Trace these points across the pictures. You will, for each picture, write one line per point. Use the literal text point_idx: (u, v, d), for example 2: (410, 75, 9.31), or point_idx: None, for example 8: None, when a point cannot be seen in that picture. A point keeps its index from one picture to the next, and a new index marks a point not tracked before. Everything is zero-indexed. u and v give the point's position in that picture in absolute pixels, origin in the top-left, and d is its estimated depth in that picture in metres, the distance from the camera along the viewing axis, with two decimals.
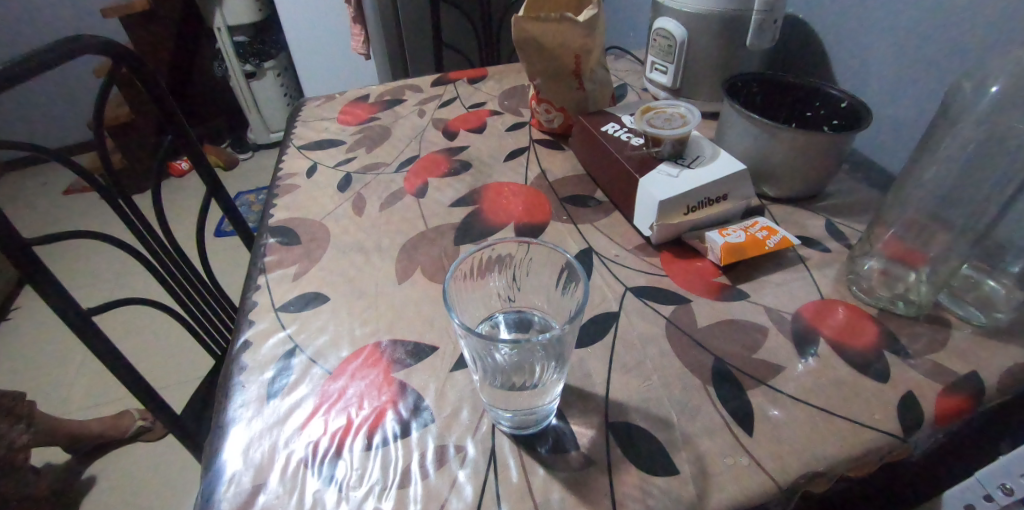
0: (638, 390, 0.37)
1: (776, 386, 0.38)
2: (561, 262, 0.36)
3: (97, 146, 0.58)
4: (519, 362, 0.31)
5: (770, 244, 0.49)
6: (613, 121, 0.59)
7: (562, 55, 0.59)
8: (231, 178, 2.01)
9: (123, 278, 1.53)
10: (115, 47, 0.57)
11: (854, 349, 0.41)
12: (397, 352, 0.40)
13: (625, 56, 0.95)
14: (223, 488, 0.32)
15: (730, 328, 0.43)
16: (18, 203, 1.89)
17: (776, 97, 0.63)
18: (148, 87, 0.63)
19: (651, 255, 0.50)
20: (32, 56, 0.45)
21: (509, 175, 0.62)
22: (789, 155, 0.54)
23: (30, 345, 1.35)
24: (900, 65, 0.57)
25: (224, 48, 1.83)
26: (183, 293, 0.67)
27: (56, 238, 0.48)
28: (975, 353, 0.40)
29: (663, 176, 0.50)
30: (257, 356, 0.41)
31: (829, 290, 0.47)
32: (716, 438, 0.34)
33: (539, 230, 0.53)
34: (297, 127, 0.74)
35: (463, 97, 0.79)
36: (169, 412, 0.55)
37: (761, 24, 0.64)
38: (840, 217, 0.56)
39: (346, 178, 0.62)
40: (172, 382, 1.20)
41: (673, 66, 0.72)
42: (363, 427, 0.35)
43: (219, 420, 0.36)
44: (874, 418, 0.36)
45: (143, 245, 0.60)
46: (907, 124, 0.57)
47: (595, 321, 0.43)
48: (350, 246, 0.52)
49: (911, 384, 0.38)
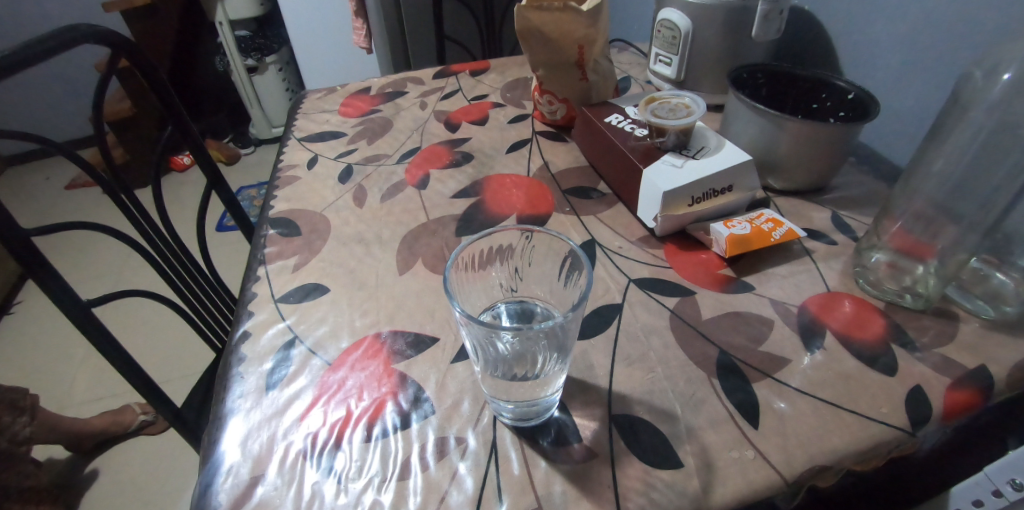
0: (641, 383, 0.37)
1: (781, 379, 0.37)
2: (564, 251, 0.35)
3: (98, 137, 0.57)
4: (521, 352, 0.31)
5: (776, 236, 0.48)
6: (616, 112, 0.58)
7: (566, 45, 0.58)
8: (233, 173, 2.01)
9: (125, 273, 1.53)
10: (113, 36, 0.56)
11: (861, 342, 0.40)
12: (398, 344, 0.39)
13: (628, 49, 0.94)
14: (221, 479, 0.32)
15: (734, 320, 0.42)
16: (21, 198, 1.90)
17: (782, 89, 0.62)
18: (147, 77, 0.62)
19: (654, 247, 0.50)
20: (30, 44, 0.44)
21: (511, 167, 0.61)
22: (795, 146, 0.53)
23: (33, 339, 1.35)
24: (908, 55, 0.56)
25: (226, 43, 1.82)
26: (183, 285, 0.67)
27: (54, 228, 0.48)
28: (984, 347, 0.39)
29: (667, 166, 0.49)
30: (256, 347, 0.40)
31: (835, 283, 0.46)
32: (721, 431, 0.34)
33: (542, 222, 0.53)
34: (297, 119, 0.74)
35: (465, 89, 0.78)
36: (170, 405, 0.55)
37: (767, 14, 0.63)
38: (847, 210, 0.55)
39: (347, 170, 0.62)
40: (174, 376, 1.21)
41: (678, 58, 0.71)
42: (362, 418, 0.34)
43: (217, 411, 0.36)
44: (882, 412, 0.35)
45: (144, 237, 0.60)
46: (915, 116, 0.57)
47: (598, 313, 0.42)
48: (351, 237, 0.51)
49: (919, 378, 0.37)
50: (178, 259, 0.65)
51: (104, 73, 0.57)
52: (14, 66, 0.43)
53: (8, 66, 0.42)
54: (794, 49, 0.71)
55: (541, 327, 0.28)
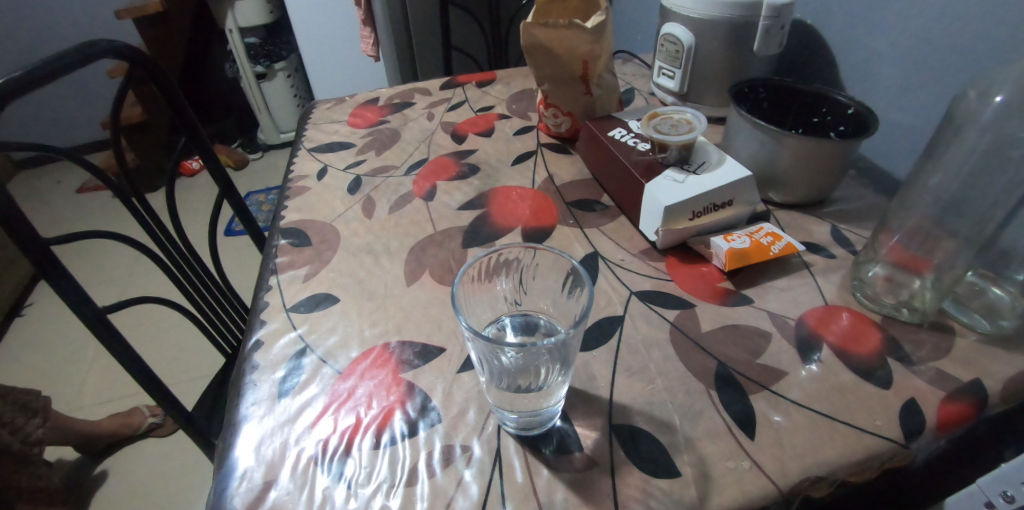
0: (641, 393, 0.38)
1: (778, 391, 0.38)
2: (566, 267, 0.37)
3: (114, 147, 0.59)
4: (525, 365, 0.32)
5: (775, 250, 0.49)
6: (620, 126, 0.60)
7: (570, 60, 0.60)
8: (241, 178, 2.03)
9: (135, 276, 1.56)
10: (131, 50, 0.58)
11: (857, 355, 0.41)
12: (405, 353, 0.41)
13: (632, 60, 0.96)
14: (235, 483, 0.33)
15: (733, 332, 0.43)
16: (33, 201, 1.93)
17: (783, 103, 0.63)
18: (163, 89, 0.64)
19: (656, 260, 0.51)
20: (54, 61, 0.46)
21: (516, 179, 0.62)
22: (795, 161, 0.54)
23: (44, 341, 1.37)
24: (907, 72, 0.57)
25: (235, 49, 1.85)
26: (195, 292, 0.68)
27: (73, 237, 0.50)
28: (978, 360, 0.40)
29: (669, 181, 0.50)
30: (269, 355, 0.42)
31: (833, 297, 0.47)
32: (718, 442, 0.35)
33: (546, 234, 0.54)
34: (308, 129, 0.75)
35: (471, 100, 0.80)
36: (182, 410, 0.57)
37: (769, 29, 0.64)
38: (846, 224, 0.56)
39: (357, 181, 0.63)
40: (182, 379, 1.22)
41: (681, 71, 0.73)
42: (372, 426, 0.36)
43: (231, 417, 0.37)
44: (876, 424, 0.36)
45: (157, 245, 0.62)
46: (914, 131, 0.58)
47: (600, 325, 0.44)
48: (360, 247, 0.53)
49: (914, 391, 0.38)
50: (190, 266, 0.67)
51: (122, 86, 0.59)
52: (38, 81, 0.45)
53: (32, 81, 0.44)
54: (796, 63, 0.73)
55: (543, 343, 0.29)
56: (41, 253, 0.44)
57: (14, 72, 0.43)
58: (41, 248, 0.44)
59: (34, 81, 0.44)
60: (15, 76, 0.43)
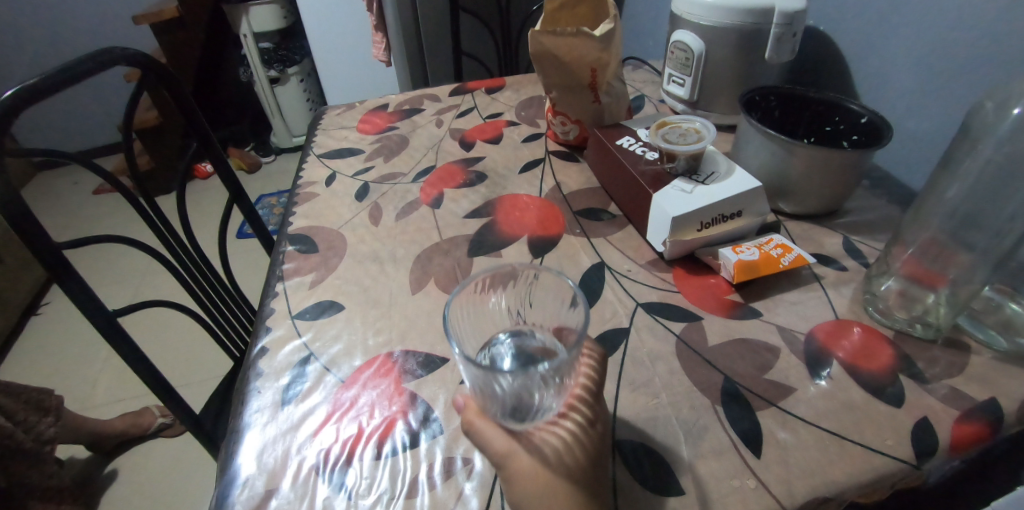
0: (645, 408, 0.37)
1: (786, 408, 0.38)
2: (567, 293, 0.35)
3: (127, 153, 0.60)
4: (520, 391, 0.30)
5: (785, 262, 0.48)
6: (628, 135, 0.59)
7: (578, 68, 0.59)
8: (254, 180, 2.06)
9: (148, 278, 1.58)
10: (144, 58, 0.59)
11: (867, 371, 0.40)
12: (408, 363, 0.41)
13: (642, 67, 0.96)
14: (237, 491, 0.33)
15: (740, 347, 0.42)
16: (51, 202, 1.97)
17: (795, 112, 0.63)
18: (175, 96, 0.65)
19: (663, 271, 0.50)
20: (68, 68, 0.47)
21: (523, 187, 0.62)
22: (806, 171, 0.54)
23: (58, 340, 1.40)
24: (923, 81, 0.56)
25: (250, 54, 1.88)
26: (204, 296, 0.69)
27: (86, 241, 0.50)
28: (994, 379, 0.39)
29: (676, 191, 0.50)
30: (273, 362, 0.42)
31: (843, 310, 0.46)
32: (724, 459, 0.34)
33: (552, 243, 0.54)
34: (318, 135, 0.76)
35: (480, 107, 0.80)
36: (190, 413, 0.57)
37: (781, 37, 0.63)
38: (859, 235, 0.55)
39: (364, 188, 0.64)
40: (192, 381, 1.24)
41: (691, 79, 0.72)
42: (374, 435, 0.36)
43: (235, 425, 0.37)
44: (887, 444, 0.35)
45: (168, 248, 0.62)
46: (929, 141, 0.56)
47: (605, 337, 0.43)
48: (366, 255, 0.53)
49: (926, 410, 0.37)
50: (200, 270, 0.68)
51: (134, 92, 0.59)
52: (51, 88, 0.45)
53: (46, 88, 0.45)
54: (808, 70, 0.72)
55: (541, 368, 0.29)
56: (52, 257, 0.45)
57: (29, 79, 0.44)
58: (52, 252, 0.45)
59: (49, 89, 0.45)
60: (30, 83, 0.44)
